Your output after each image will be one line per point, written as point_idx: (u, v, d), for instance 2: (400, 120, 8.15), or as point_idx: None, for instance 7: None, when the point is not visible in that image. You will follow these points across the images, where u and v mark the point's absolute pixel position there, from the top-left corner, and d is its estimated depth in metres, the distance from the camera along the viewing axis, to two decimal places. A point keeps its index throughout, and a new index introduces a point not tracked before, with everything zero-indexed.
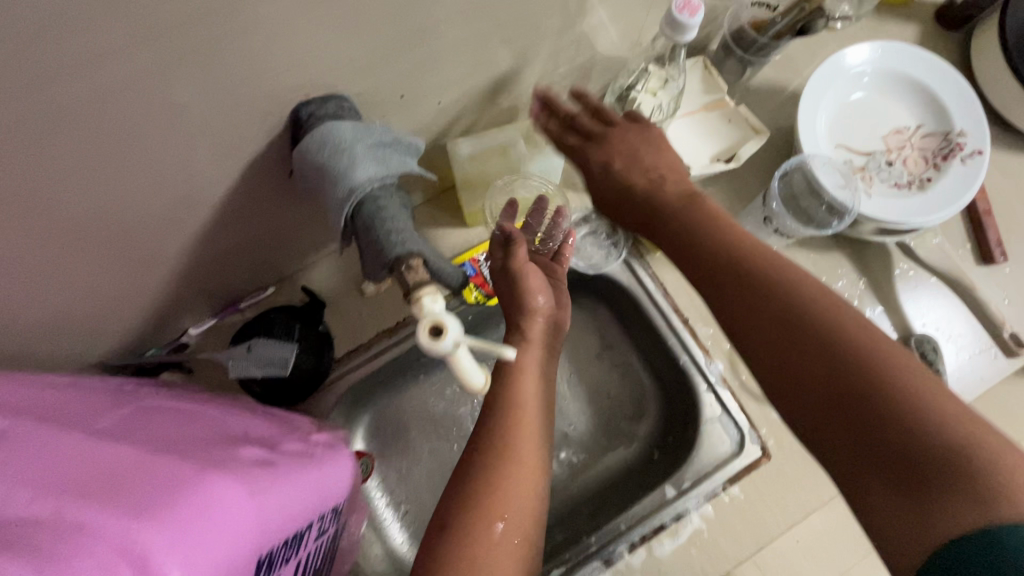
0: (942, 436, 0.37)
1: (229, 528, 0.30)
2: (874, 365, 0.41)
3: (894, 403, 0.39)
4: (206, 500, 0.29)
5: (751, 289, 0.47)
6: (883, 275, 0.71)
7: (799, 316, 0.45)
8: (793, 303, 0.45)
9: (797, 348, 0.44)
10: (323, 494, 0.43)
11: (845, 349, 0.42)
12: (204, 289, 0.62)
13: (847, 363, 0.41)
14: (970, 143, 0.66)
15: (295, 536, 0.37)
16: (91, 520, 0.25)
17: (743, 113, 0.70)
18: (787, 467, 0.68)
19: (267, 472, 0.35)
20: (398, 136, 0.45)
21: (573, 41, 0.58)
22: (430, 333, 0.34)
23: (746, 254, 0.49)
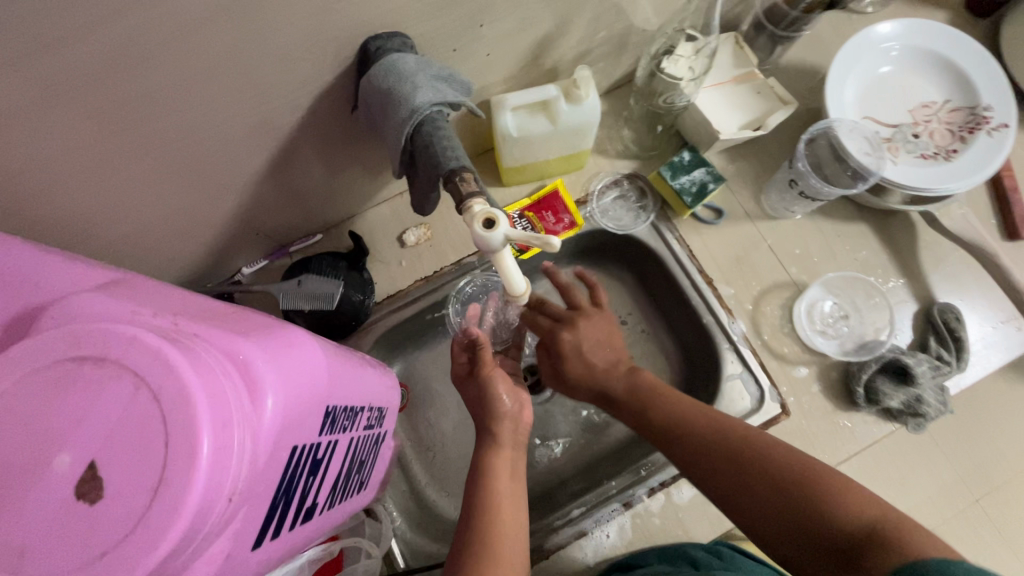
0: (860, 521, 0.42)
1: (309, 369, 0.32)
2: (808, 490, 0.45)
3: (821, 493, 0.45)
4: (290, 341, 0.32)
5: (702, 447, 0.52)
6: (905, 246, 0.74)
7: (744, 452, 0.50)
8: (728, 440, 0.51)
9: (744, 476, 0.48)
10: (371, 391, 0.46)
11: (780, 469, 0.47)
12: (261, 227, 0.67)
13: (785, 475, 0.47)
14: (997, 116, 0.68)
15: (350, 408, 0.40)
16: (204, 331, 0.27)
17: (772, 85, 0.73)
18: (809, 427, 0.68)
19: (329, 347, 0.39)
20: (452, 73, 0.50)
21: (613, 8, 0.62)
22: (484, 225, 0.38)
23: (692, 415, 0.54)
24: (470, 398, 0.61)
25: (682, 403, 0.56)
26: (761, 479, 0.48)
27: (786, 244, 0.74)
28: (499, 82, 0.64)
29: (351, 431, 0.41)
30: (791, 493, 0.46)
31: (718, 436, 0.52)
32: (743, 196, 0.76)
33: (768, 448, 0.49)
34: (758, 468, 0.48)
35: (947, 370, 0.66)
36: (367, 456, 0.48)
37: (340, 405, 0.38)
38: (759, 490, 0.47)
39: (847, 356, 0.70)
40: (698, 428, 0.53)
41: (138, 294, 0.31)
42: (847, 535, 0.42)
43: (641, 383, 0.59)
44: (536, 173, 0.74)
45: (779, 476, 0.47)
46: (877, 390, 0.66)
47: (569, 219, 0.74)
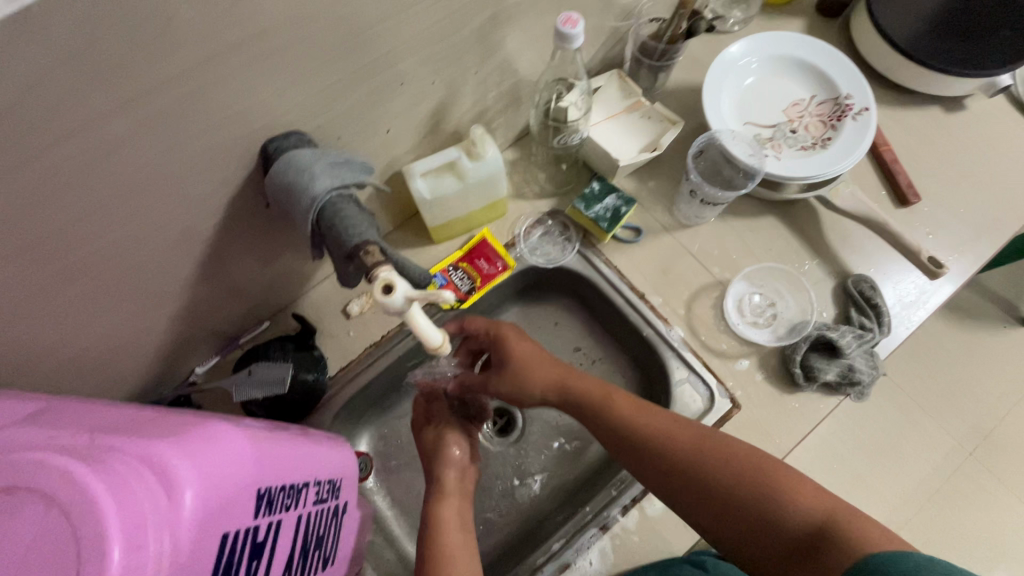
0: (811, 514, 0.49)
1: (231, 455, 0.35)
2: (760, 485, 0.51)
3: (783, 495, 0.50)
4: (207, 433, 0.34)
5: (652, 451, 0.56)
6: (813, 230, 0.79)
7: (690, 456, 0.55)
8: (696, 455, 0.55)
9: (702, 475, 0.54)
10: (316, 466, 0.48)
11: (743, 477, 0.52)
12: (208, 325, 0.69)
13: (754, 479, 0.52)
14: (857, 102, 0.75)
15: (291, 487, 0.42)
16: (117, 443, 0.29)
17: (659, 109, 0.80)
18: (761, 414, 0.71)
19: (261, 433, 0.41)
20: (351, 158, 0.55)
21: (497, 68, 0.68)
22: (384, 290, 0.41)
23: (633, 420, 0.58)
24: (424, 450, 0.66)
25: (650, 415, 0.58)
26: (730, 484, 0.52)
27: (705, 247, 0.79)
28: (406, 152, 0.69)
29: (298, 509, 0.43)
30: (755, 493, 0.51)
31: (691, 450, 0.55)
32: (658, 212, 0.82)
33: (721, 450, 0.54)
34: (729, 472, 0.53)
35: (869, 337, 0.70)
36: (326, 531, 0.49)
37: (276, 484, 0.39)
38: (727, 492, 0.52)
39: (782, 341, 0.74)
40: (673, 442, 0.56)
41: (58, 420, 0.33)
42: (810, 530, 0.48)
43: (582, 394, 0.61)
44: (462, 227, 0.79)
45: (749, 478, 0.52)
46: (812, 366, 0.70)
47: (501, 263, 0.79)
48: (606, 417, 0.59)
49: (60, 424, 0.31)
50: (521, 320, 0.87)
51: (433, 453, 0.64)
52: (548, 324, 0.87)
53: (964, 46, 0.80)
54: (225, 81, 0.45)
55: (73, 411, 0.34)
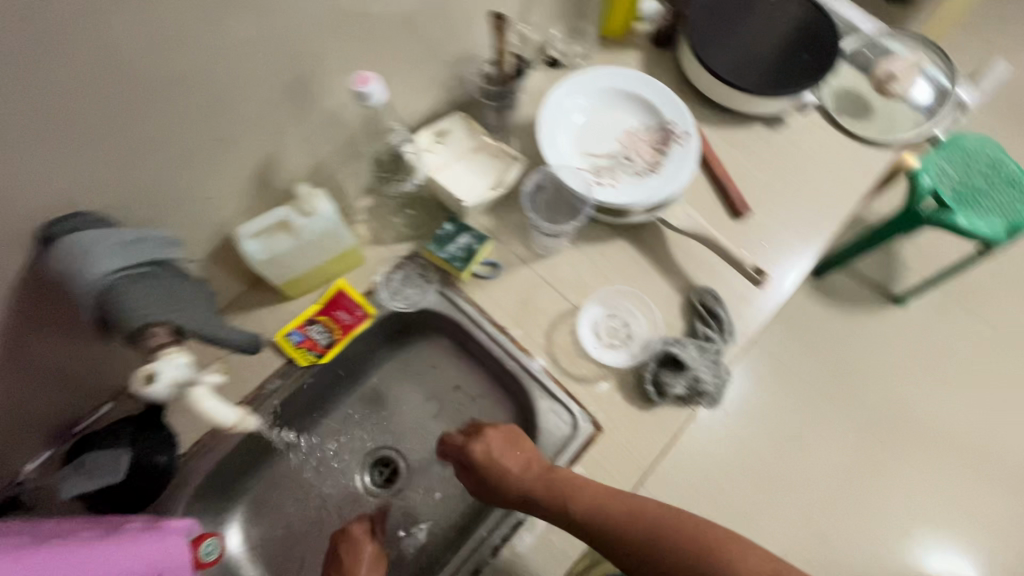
0: (744, 566, 0.56)
1: None
2: (698, 551, 0.57)
3: (718, 559, 0.57)
4: None
5: (623, 538, 0.60)
6: (659, 249, 0.83)
7: (662, 534, 0.59)
8: (659, 526, 0.60)
9: (656, 545, 0.59)
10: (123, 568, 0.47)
11: (686, 549, 0.58)
12: (28, 421, 0.64)
13: (699, 545, 0.58)
14: (679, 127, 0.81)
15: None
16: None
17: (502, 147, 0.82)
18: (621, 433, 0.73)
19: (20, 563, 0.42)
20: (148, 233, 0.52)
21: (321, 123, 0.68)
22: None
23: (615, 511, 0.62)
24: (332, 561, 0.69)
25: (617, 496, 0.63)
26: (672, 557, 0.58)
27: (561, 276, 0.82)
28: (236, 214, 0.67)
29: None
30: (697, 564, 0.57)
31: (651, 537, 0.60)
32: (515, 245, 0.83)
33: (685, 526, 0.59)
34: (681, 545, 0.58)
35: (711, 347, 0.75)
36: None
37: None
38: (673, 565, 0.58)
39: (636, 360, 0.77)
40: (635, 519, 0.61)
41: None
42: None
43: (573, 481, 0.65)
44: (316, 279, 0.77)
45: (712, 557, 0.57)
46: (661, 382, 0.73)
47: (360, 312, 0.78)
48: (593, 504, 0.63)
49: None
50: (397, 365, 0.87)
51: (345, 562, 0.68)
52: (424, 366, 0.87)
53: (769, 74, 0.88)
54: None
55: None
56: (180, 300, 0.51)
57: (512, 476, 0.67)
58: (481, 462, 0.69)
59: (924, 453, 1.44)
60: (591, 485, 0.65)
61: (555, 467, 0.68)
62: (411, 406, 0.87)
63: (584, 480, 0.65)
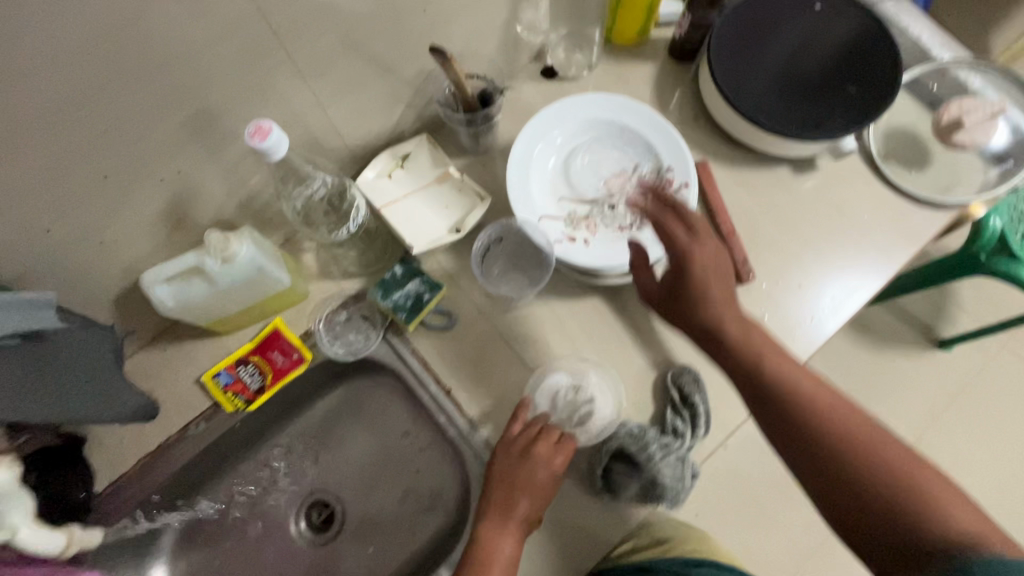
0: (959, 526, 0.46)
1: None
2: (926, 499, 0.47)
3: (918, 503, 0.47)
4: None
5: (837, 454, 0.52)
6: (640, 312, 0.72)
7: (907, 474, 0.49)
8: (848, 453, 0.51)
9: (873, 483, 0.50)
10: None
11: (887, 481, 0.49)
12: None
13: (900, 487, 0.49)
14: (678, 176, 0.68)
15: None
16: None
17: (467, 181, 0.72)
18: (564, 526, 0.65)
19: None
20: (28, 296, 0.46)
21: (244, 155, 0.59)
22: None
23: (833, 414, 0.54)
24: (516, 453, 0.65)
25: (828, 406, 0.54)
26: (882, 480, 0.49)
27: (522, 334, 0.72)
28: (149, 251, 0.61)
29: None
30: (901, 494, 0.48)
31: (886, 470, 0.50)
32: (474, 292, 0.74)
33: (919, 474, 0.49)
34: (887, 470, 0.50)
35: (677, 445, 0.64)
36: None
37: None
38: (873, 497, 0.49)
39: (592, 445, 0.67)
40: (851, 440, 0.52)
41: None
42: (942, 538, 0.45)
43: (767, 376, 0.57)
44: (249, 317, 0.71)
45: (902, 484, 0.49)
46: (614, 481, 0.63)
47: (296, 355, 0.71)
48: (810, 396, 0.55)
49: None
50: (343, 404, 0.81)
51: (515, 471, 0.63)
52: (372, 409, 0.81)
53: (805, 107, 0.72)
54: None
55: None
56: (6, 392, 0.44)
57: (717, 329, 0.58)
58: (695, 279, 0.59)
59: None
60: (791, 367, 0.57)
61: (818, 377, 0.57)
62: (353, 450, 0.81)
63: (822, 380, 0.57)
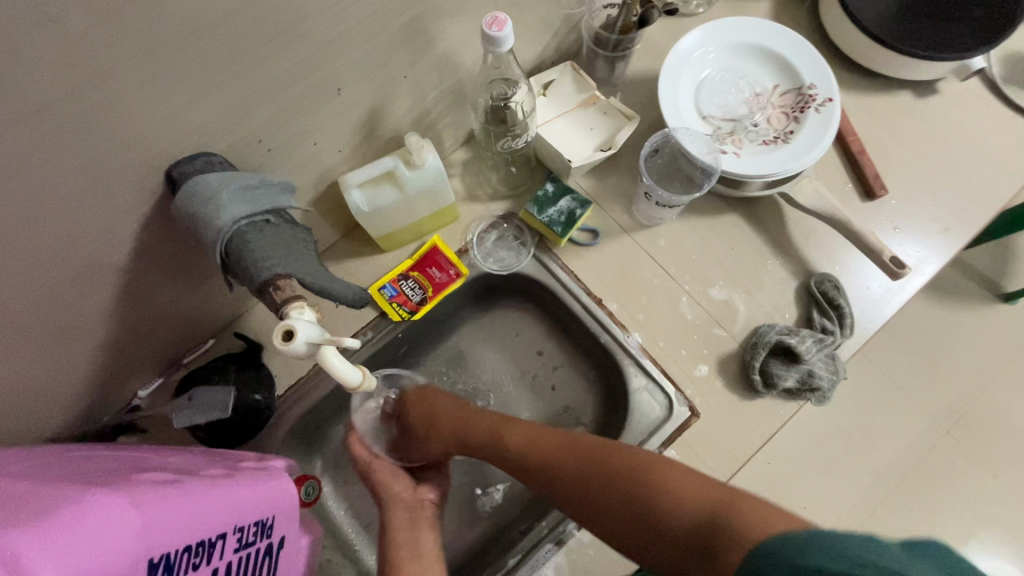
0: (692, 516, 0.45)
1: (182, 516, 0.39)
2: (661, 504, 0.47)
3: (724, 514, 0.43)
4: (101, 509, 0.33)
5: (629, 494, 0.49)
6: (776, 227, 0.77)
7: (646, 507, 0.48)
8: (637, 481, 0.49)
9: (657, 507, 0.47)
10: (270, 502, 0.52)
11: (634, 490, 0.49)
12: (143, 352, 0.66)
13: (627, 491, 0.49)
14: (821, 92, 0.72)
15: (256, 522, 0.48)
16: None
17: (614, 103, 0.76)
18: (719, 420, 0.70)
19: (201, 484, 0.44)
20: (267, 179, 0.52)
21: (433, 68, 0.64)
22: (283, 337, 0.38)
23: (617, 472, 0.51)
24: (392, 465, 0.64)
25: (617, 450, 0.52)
26: (638, 485, 0.49)
27: (666, 249, 0.77)
28: (342, 161, 0.65)
29: (264, 542, 0.49)
30: (645, 516, 0.47)
31: (663, 497, 0.47)
32: (616, 212, 0.78)
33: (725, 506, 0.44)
34: (634, 498, 0.48)
35: (830, 340, 0.69)
36: (279, 560, 0.52)
37: (236, 526, 0.44)
38: (631, 518, 0.48)
39: (742, 345, 0.72)
40: (631, 474, 0.50)
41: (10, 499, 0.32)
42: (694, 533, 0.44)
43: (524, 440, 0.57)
44: (411, 233, 0.75)
45: (642, 484, 0.49)
46: (771, 373, 0.68)
47: (453, 270, 0.75)
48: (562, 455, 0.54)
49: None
50: (480, 326, 0.85)
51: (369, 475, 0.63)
52: (508, 329, 0.85)
53: (935, 29, 0.76)
54: (117, 101, 0.41)
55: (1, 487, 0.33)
56: (302, 257, 0.50)
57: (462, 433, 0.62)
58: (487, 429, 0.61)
59: None
60: (517, 427, 0.59)
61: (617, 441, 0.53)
62: (492, 368, 0.85)
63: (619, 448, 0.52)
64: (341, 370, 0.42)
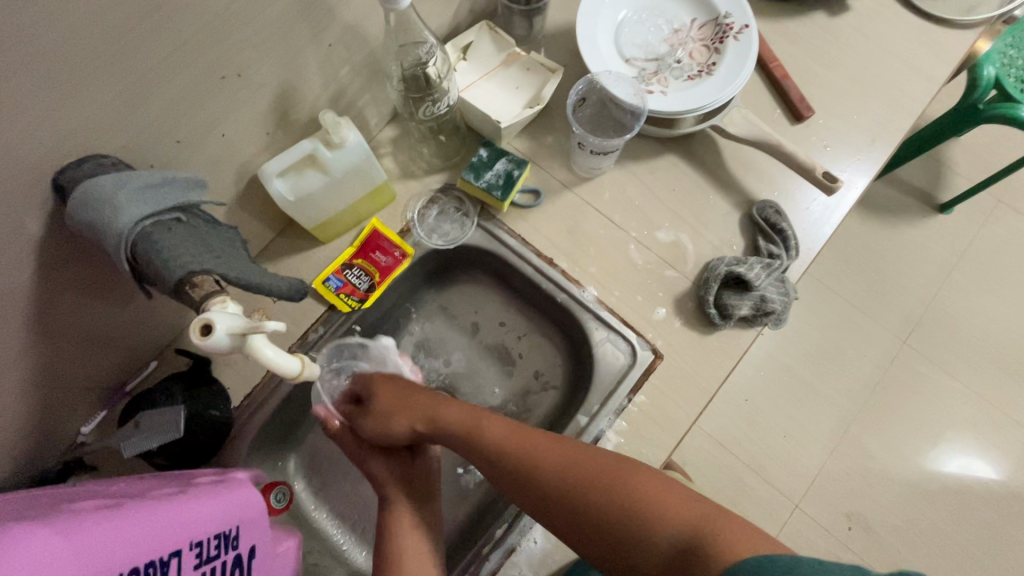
0: (671, 533, 0.42)
1: (122, 541, 0.36)
2: (638, 516, 0.44)
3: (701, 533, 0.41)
4: (15, 546, 0.30)
5: (603, 503, 0.46)
6: (713, 161, 0.77)
7: (618, 517, 0.45)
8: (613, 491, 0.46)
9: (632, 520, 0.44)
10: (231, 514, 0.49)
11: (609, 494, 0.46)
12: (78, 385, 0.62)
13: (604, 500, 0.46)
14: (738, 21, 0.71)
15: (217, 536, 0.45)
16: None
17: (535, 58, 0.74)
18: (683, 359, 0.71)
19: (146, 505, 0.42)
20: (171, 175, 0.48)
21: (339, 41, 0.60)
22: (202, 332, 0.36)
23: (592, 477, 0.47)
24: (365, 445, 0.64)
25: (596, 457, 0.49)
26: (614, 491, 0.46)
27: (610, 199, 0.76)
28: (258, 152, 0.61)
29: (230, 555, 0.46)
30: (620, 522, 0.44)
31: (639, 510, 0.44)
32: (555, 168, 0.77)
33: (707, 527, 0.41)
34: (608, 499, 0.46)
35: (778, 264, 0.70)
36: (252, 572, 0.50)
37: (192, 543, 0.42)
38: (601, 523, 0.46)
39: (695, 282, 0.72)
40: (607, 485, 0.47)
41: None
42: (668, 552, 0.42)
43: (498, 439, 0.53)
44: (348, 220, 0.72)
45: (614, 487, 0.46)
46: (726, 304, 0.69)
47: (398, 251, 0.73)
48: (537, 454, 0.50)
49: None
50: (437, 306, 0.84)
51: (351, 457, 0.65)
52: (466, 304, 0.84)
53: None
54: None
55: None
56: (216, 252, 0.46)
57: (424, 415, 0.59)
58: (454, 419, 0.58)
59: (993, 361, 1.34)
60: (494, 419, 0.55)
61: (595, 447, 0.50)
62: (456, 346, 0.83)
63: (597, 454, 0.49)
64: (275, 359, 0.40)
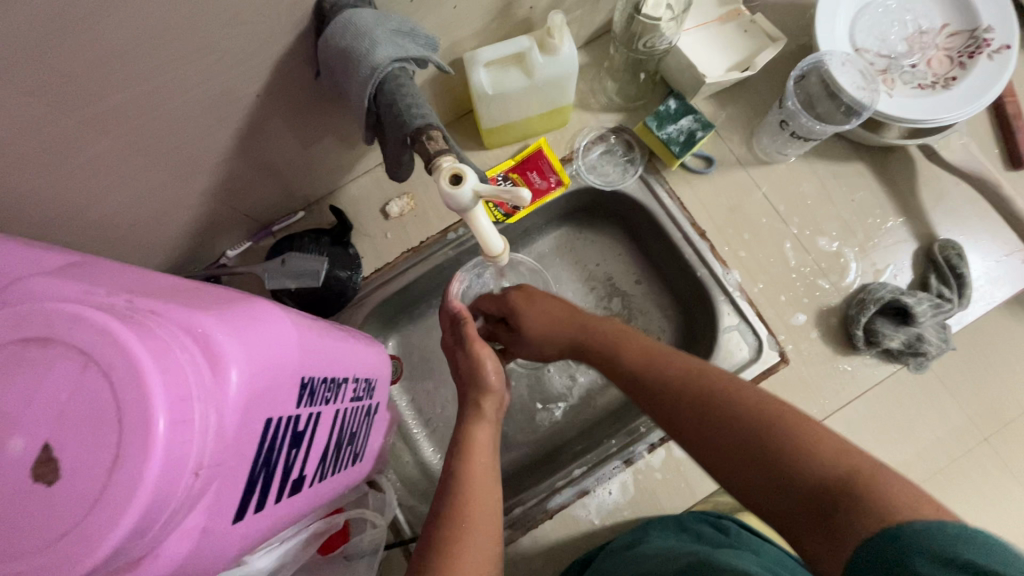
0: (821, 472, 0.39)
1: (324, 350, 0.39)
2: (781, 451, 0.41)
3: (863, 482, 0.37)
4: (272, 317, 0.33)
5: (743, 432, 0.44)
6: (905, 183, 0.71)
7: (759, 446, 0.42)
8: (752, 420, 0.44)
9: (766, 454, 0.42)
10: (375, 366, 0.52)
11: (741, 425, 0.44)
12: (241, 210, 0.65)
13: (744, 427, 0.44)
14: (998, 38, 0.65)
15: (366, 380, 0.48)
16: (124, 321, 0.24)
17: (758, 21, 0.69)
18: (807, 371, 0.68)
19: (330, 327, 0.44)
20: (415, 27, 0.48)
21: None
22: (451, 181, 0.37)
23: (732, 404, 0.46)
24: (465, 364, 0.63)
25: (737, 389, 0.47)
26: (755, 433, 0.43)
27: (782, 191, 0.72)
28: (470, 36, 0.60)
29: (367, 401, 0.49)
30: (750, 455, 0.42)
31: (782, 441, 0.41)
32: (734, 142, 0.73)
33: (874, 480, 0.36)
34: (747, 431, 0.43)
35: (947, 307, 0.65)
36: (371, 424, 0.53)
37: (353, 377, 0.45)
38: (738, 455, 0.43)
39: (847, 301, 0.69)
40: (745, 413, 0.44)
41: (188, 289, 0.32)
42: (820, 491, 0.38)
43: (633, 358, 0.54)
44: (518, 133, 0.72)
45: (756, 420, 0.44)
46: (876, 331, 0.66)
47: (555, 178, 0.72)
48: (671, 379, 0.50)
49: (185, 296, 0.29)
50: (564, 244, 0.82)
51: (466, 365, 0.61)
52: (593, 250, 0.82)
53: None
54: None
55: (171, 279, 0.33)
56: None
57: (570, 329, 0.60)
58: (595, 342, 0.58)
59: None
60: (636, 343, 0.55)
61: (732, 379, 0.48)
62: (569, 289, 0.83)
63: (736, 385, 0.47)
64: (484, 233, 0.41)
